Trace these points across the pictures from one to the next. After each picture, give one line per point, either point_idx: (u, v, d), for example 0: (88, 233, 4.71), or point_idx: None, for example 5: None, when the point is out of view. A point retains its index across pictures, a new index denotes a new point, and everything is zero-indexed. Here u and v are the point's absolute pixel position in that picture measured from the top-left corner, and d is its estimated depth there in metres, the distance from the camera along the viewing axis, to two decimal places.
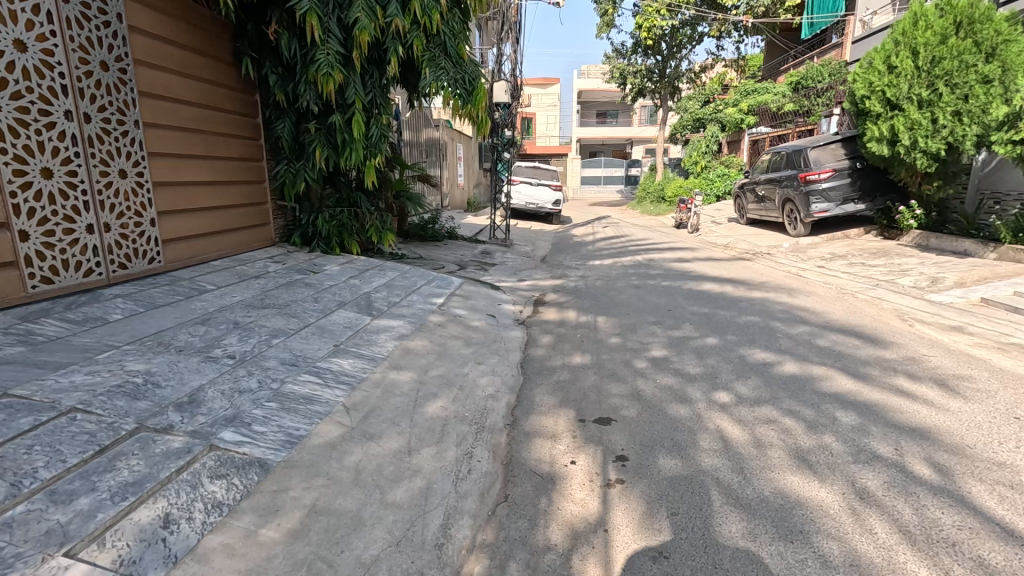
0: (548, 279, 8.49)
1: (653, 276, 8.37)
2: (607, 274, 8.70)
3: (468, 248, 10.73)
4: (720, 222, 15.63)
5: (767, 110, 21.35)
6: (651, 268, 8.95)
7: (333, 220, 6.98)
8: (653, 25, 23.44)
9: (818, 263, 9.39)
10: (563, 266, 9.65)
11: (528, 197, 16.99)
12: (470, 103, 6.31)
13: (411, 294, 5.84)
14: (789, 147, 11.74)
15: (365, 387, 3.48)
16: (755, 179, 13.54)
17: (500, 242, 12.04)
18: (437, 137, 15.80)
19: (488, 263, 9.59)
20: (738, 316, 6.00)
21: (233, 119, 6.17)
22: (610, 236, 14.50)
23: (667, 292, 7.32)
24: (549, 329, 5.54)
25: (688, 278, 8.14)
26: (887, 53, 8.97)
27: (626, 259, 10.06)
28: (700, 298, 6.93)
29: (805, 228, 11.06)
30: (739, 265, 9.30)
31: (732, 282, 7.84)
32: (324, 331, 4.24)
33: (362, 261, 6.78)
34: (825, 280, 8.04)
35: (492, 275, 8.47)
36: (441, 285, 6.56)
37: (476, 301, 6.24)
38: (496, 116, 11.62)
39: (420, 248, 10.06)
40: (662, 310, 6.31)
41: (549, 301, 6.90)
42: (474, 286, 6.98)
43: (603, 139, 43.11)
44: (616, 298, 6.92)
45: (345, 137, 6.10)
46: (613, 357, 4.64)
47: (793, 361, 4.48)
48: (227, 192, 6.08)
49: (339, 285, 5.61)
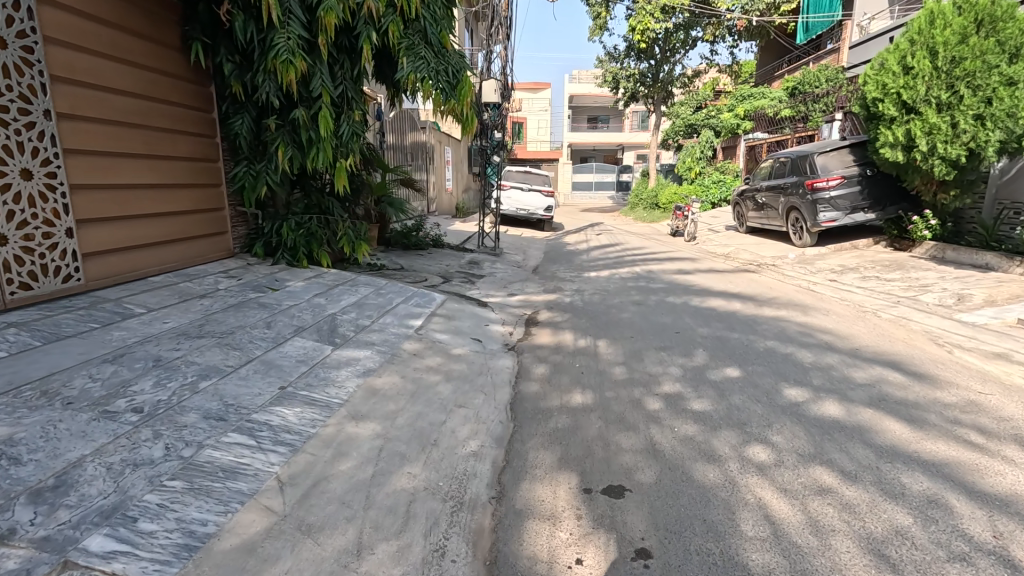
0: (541, 293, 7.78)
1: (654, 290, 7.70)
2: (604, 288, 8.02)
3: (455, 258, 9.99)
4: (717, 230, 15.05)
5: (763, 115, 20.93)
6: (651, 282, 8.27)
7: (299, 228, 6.20)
8: (647, 28, 22.94)
9: (829, 276, 8.80)
10: (557, 278, 8.95)
11: (519, 202, 16.29)
12: (455, 98, 5.58)
13: (385, 315, 5.09)
14: (794, 153, 11.19)
15: (311, 448, 2.73)
16: (756, 186, 12.98)
17: (489, 250, 11.32)
18: (424, 140, 15.08)
19: (476, 274, 8.86)
20: (756, 340, 5.33)
21: (180, 112, 5.38)
22: (604, 244, 13.86)
23: (672, 310, 6.64)
24: (544, 357, 4.82)
25: (693, 293, 7.47)
26: (902, 53, 8.37)
27: (624, 271, 9.39)
28: (710, 317, 6.26)
29: (811, 238, 10.48)
30: (745, 278, 8.66)
31: (742, 296, 7.18)
32: (271, 367, 3.48)
33: (331, 276, 6.03)
34: (841, 296, 7.42)
35: (480, 288, 7.76)
36: (421, 303, 5.81)
37: (460, 322, 5.51)
38: (485, 117, 10.90)
39: (401, 257, 9.31)
40: (670, 332, 5.62)
41: (542, 320, 6.18)
42: (458, 303, 6.23)
43: (594, 144, 42.65)
44: (617, 317, 6.23)
45: (311, 135, 5.34)
46: (619, 395, 3.93)
47: (831, 401, 3.81)
48: (172, 197, 5.30)
49: (300, 305, 4.85)
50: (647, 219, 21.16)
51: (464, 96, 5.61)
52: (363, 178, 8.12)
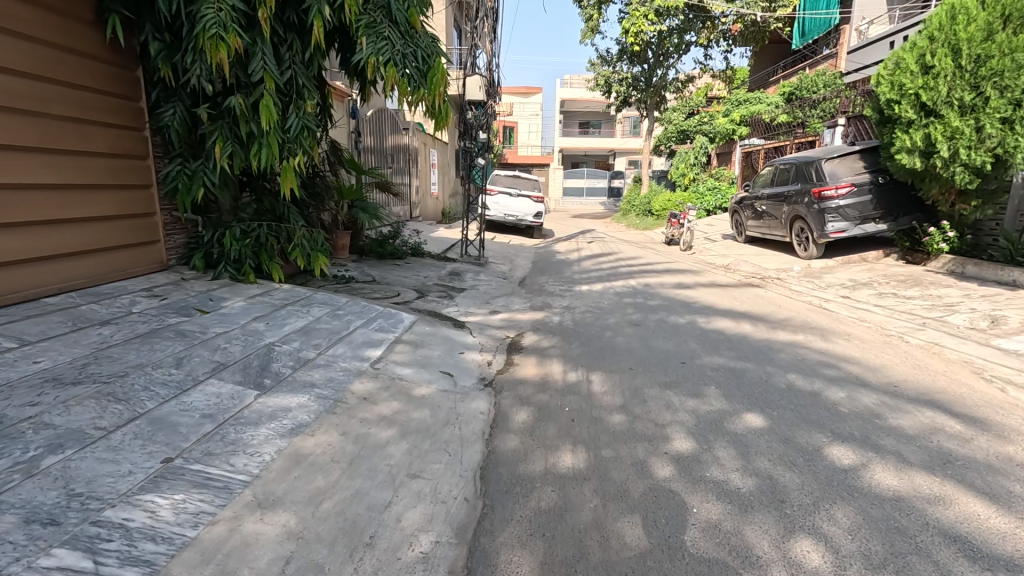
0: (528, 310, 6.99)
1: (652, 308, 6.93)
2: (597, 305, 7.22)
3: (435, 269, 9.16)
4: (715, 239, 14.36)
5: (760, 120, 20.36)
6: (649, 298, 7.51)
7: (246, 237, 5.35)
8: (640, 30, 22.31)
9: (840, 291, 8.10)
10: (546, 292, 8.17)
11: (507, 208, 15.51)
12: (424, 87, 4.74)
13: (336, 344, 4.23)
14: (798, 159, 10.53)
15: (178, 569, 1.88)
16: (756, 193, 12.31)
17: (473, 260, 10.50)
18: (406, 141, 14.26)
19: (456, 287, 8.04)
20: (777, 373, 4.54)
21: (93, 99, 4.48)
22: (597, 253, 13.11)
23: (674, 332, 5.86)
24: (527, 397, 4.00)
25: (697, 311, 6.70)
26: (921, 51, 7.71)
27: (619, 284, 8.62)
28: (719, 342, 5.47)
29: (817, 249, 9.80)
30: (750, 294, 7.93)
31: (752, 315, 6.43)
32: (161, 428, 2.62)
33: (282, 294, 5.18)
34: (858, 315, 6.69)
35: (459, 304, 6.92)
36: (385, 326, 4.96)
37: (430, 350, 4.67)
38: (469, 116, 10.07)
39: (375, 268, 8.48)
40: (675, 362, 4.82)
41: (526, 345, 5.36)
42: (430, 325, 5.37)
43: (586, 150, 42.13)
44: (613, 342, 5.43)
45: (253, 129, 4.50)
46: (619, 456, 3.12)
47: (888, 468, 3.01)
48: (84, 201, 4.44)
49: (232, 332, 4.00)
50: (640, 226, 20.51)
51: (436, 86, 4.79)
52: (327, 179, 7.28)
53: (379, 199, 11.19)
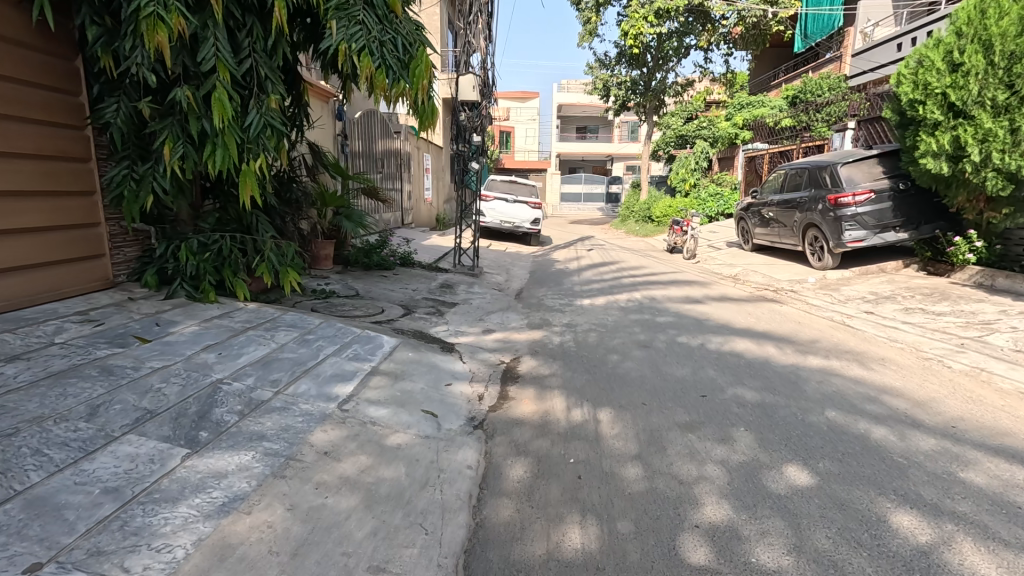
0: (525, 328, 6.37)
1: (662, 326, 6.31)
2: (601, 322, 6.60)
3: (425, 281, 8.52)
4: (720, 247, 13.80)
5: (763, 124, 19.81)
6: (657, 314, 6.90)
7: (205, 250, 4.71)
8: (640, 32, 21.79)
9: (862, 306, 7.51)
10: (545, 306, 7.56)
11: (503, 215, 14.92)
12: (404, 79, 4.10)
13: (300, 379, 3.59)
14: (811, 163, 9.96)
15: None
16: (764, 199, 11.76)
17: (467, 270, 9.88)
18: (398, 145, 13.68)
19: (447, 302, 7.43)
20: (813, 409, 3.92)
21: (17, 92, 3.85)
22: (597, 262, 12.52)
23: (688, 356, 5.24)
24: (524, 444, 3.36)
25: (710, 331, 6.10)
26: (948, 47, 7.16)
27: (623, 297, 8.01)
28: (740, 369, 4.85)
29: (832, 259, 9.21)
30: (765, 310, 7.33)
31: (772, 336, 5.83)
32: (39, 516, 1.98)
33: (244, 316, 4.54)
34: (887, 335, 6.09)
35: (449, 323, 6.29)
36: (362, 353, 4.33)
37: (413, 383, 4.04)
38: (461, 118, 9.46)
39: (360, 281, 7.86)
40: (693, 395, 4.19)
41: (523, 373, 4.73)
42: (414, 350, 4.72)
43: (583, 155, 41.71)
44: (621, 368, 4.81)
45: (205, 127, 3.86)
46: (640, 535, 2.49)
47: (981, 551, 2.39)
48: (5, 210, 3.79)
49: (172, 367, 3.37)
50: (640, 233, 19.96)
51: (420, 78, 4.13)
52: (305, 186, 6.64)
53: (367, 205, 10.58)
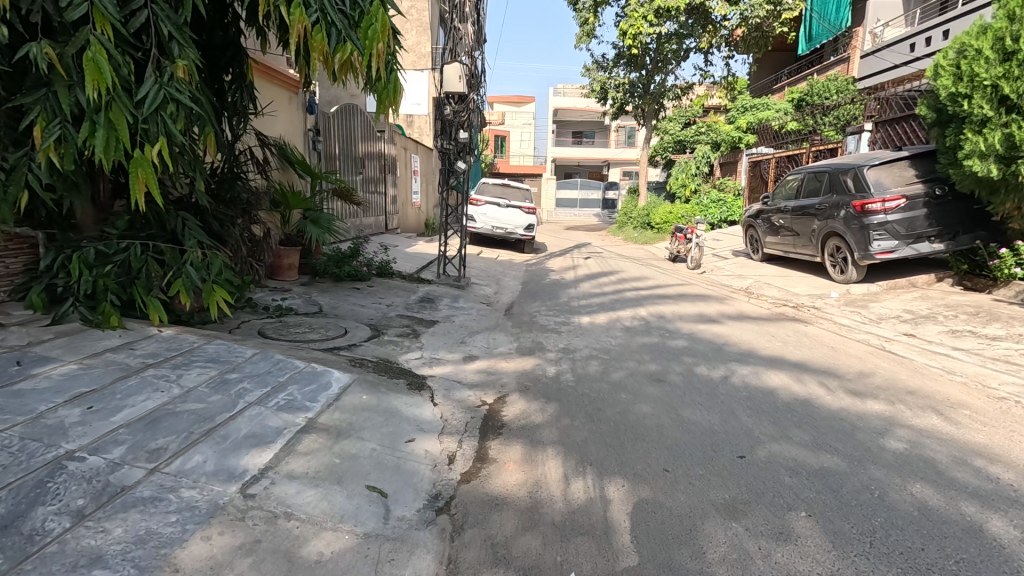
0: (514, 354, 5.40)
1: (675, 354, 5.35)
2: (604, 346, 5.63)
3: (403, 295, 7.52)
4: (726, 256, 12.91)
5: (768, 128, 18.94)
6: (668, 337, 5.95)
7: (107, 262, 3.71)
8: (639, 32, 20.95)
9: (900, 327, 6.59)
10: (538, 325, 6.61)
11: (495, 220, 13.99)
12: (354, 43, 3.13)
13: (196, 446, 2.59)
14: (833, 165, 9.06)
15: None
16: (776, 205, 10.84)
17: (453, 281, 8.93)
18: (382, 145, 12.75)
19: (426, 320, 6.47)
20: (889, 480, 2.96)
21: None
22: (595, 271, 11.58)
23: (711, 395, 4.29)
24: (505, 546, 2.37)
25: (732, 360, 5.16)
26: (998, 33, 6.29)
27: (626, 315, 7.07)
28: (780, 416, 3.89)
29: (857, 272, 8.29)
30: (791, 333, 6.40)
31: (809, 369, 4.88)
32: None
33: (151, 349, 3.55)
34: (941, 364, 5.17)
35: (425, 348, 5.30)
36: (299, 398, 3.33)
37: (361, 442, 3.04)
38: (446, 112, 8.48)
39: (326, 295, 6.88)
40: (727, 456, 3.22)
41: (509, 420, 3.76)
42: (371, 390, 3.73)
43: (579, 160, 40.93)
44: (632, 415, 3.84)
45: (80, 99, 2.87)
46: None
47: None
48: None
49: (6, 434, 2.38)
50: (640, 240, 19.08)
51: (374, 41, 3.14)
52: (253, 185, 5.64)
53: (342, 209, 9.58)
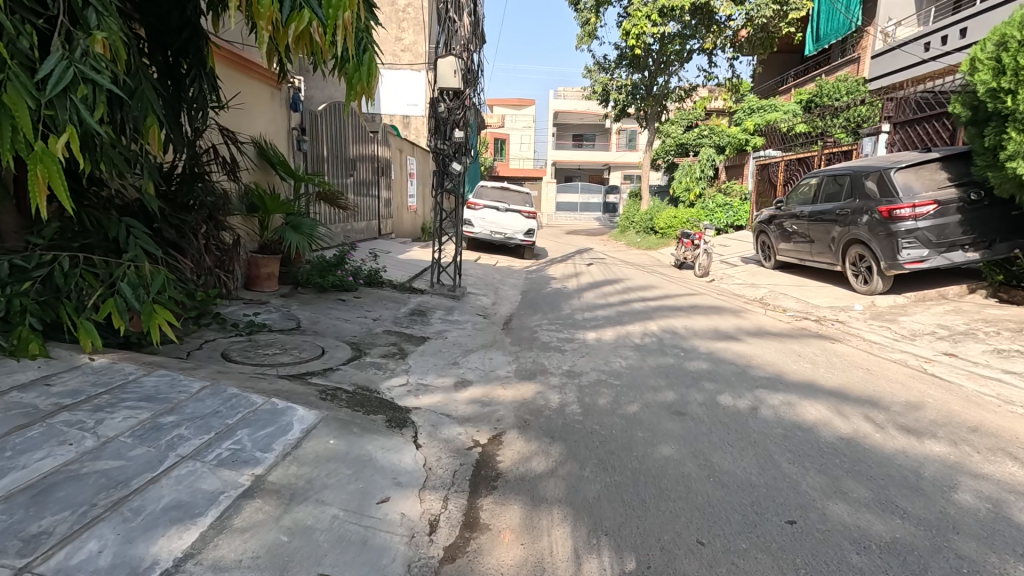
0: (512, 378, 4.79)
1: (693, 378, 4.76)
2: (613, 369, 5.02)
3: (392, 308, 6.91)
4: (734, 263, 12.34)
5: (776, 130, 18.33)
6: (684, 357, 5.35)
7: (25, 279, 3.12)
8: (643, 32, 20.41)
9: (937, 344, 5.99)
10: (539, 341, 6.01)
11: (493, 224, 13.40)
12: (314, 12, 2.52)
13: (94, 529, 1.98)
14: (857, 166, 8.47)
15: None
16: (790, 210, 10.24)
17: (447, 290, 8.34)
18: (376, 147, 12.19)
19: (416, 336, 5.87)
20: (983, 560, 2.35)
21: None
22: (598, 279, 10.99)
23: (741, 432, 3.68)
24: None
25: (759, 387, 4.56)
26: None
27: (634, 330, 6.48)
28: (827, 461, 3.28)
29: (883, 282, 7.69)
30: (818, 352, 5.81)
31: (848, 399, 4.28)
32: None
33: (73, 386, 2.94)
34: (995, 391, 4.57)
35: (412, 372, 4.70)
36: (249, 447, 2.72)
37: (320, 508, 2.43)
38: (440, 109, 7.89)
39: (307, 309, 6.29)
40: (773, 522, 2.62)
41: (505, 468, 3.15)
42: (341, 433, 3.12)
43: (579, 163, 40.43)
44: (652, 460, 3.24)
45: None
46: None
47: None
48: None
49: None
50: (643, 245, 18.50)
51: (337, 10, 2.52)
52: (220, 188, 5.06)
53: (329, 213, 8.97)
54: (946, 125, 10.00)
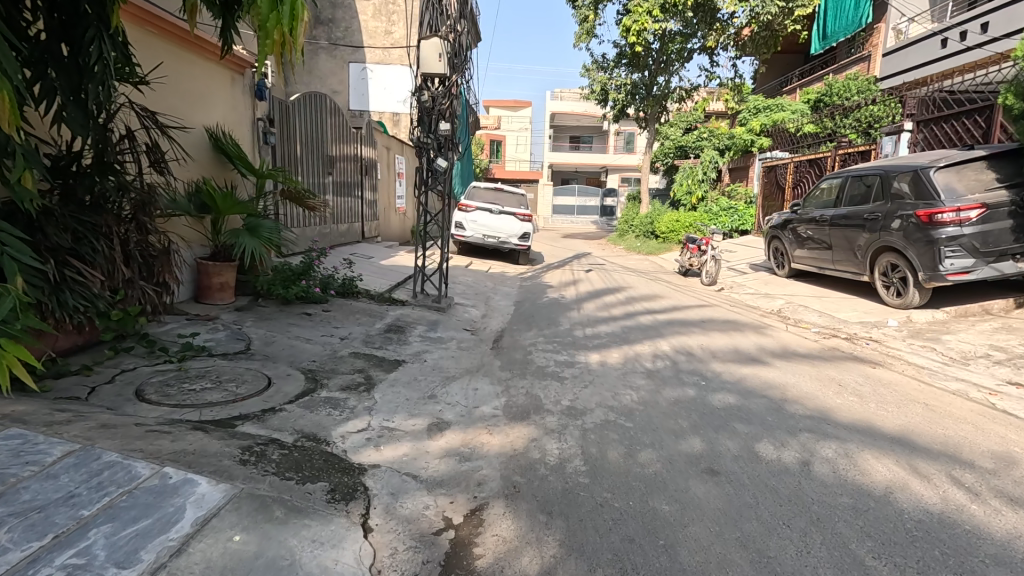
0: (500, 416, 3.91)
1: (722, 419, 3.88)
2: (622, 404, 4.15)
3: (365, 324, 6.02)
4: (744, 271, 11.50)
5: (783, 131, 17.31)
6: (707, 389, 4.48)
7: None
8: (643, 29, 19.59)
9: (995, 369, 5.17)
10: (534, 365, 5.13)
11: (486, 228, 12.53)
12: None
13: None
14: (888, 166, 7.65)
15: None
16: (806, 214, 9.42)
17: (431, 300, 7.46)
18: (360, 144, 11.31)
19: (388, 360, 4.98)
20: None
21: None
22: (599, 288, 10.15)
23: (797, 503, 2.81)
24: None
25: (804, 431, 3.69)
26: None
27: (643, 351, 5.61)
28: (927, 554, 2.41)
29: (919, 295, 6.87)
30: (860, 380, 4.96)
31: (921, 451, 3.42)
32: None
33: None
34: None
35: (376, 411, 3.81)
36: (98, 562, 1.85)
37: None
38: (424, 98, 7.03)
39: (263, 326, 5.38)
40: None
41: (484, 568, 2.27)
42: (256, 520, 2.23)
43: (577, 165, 39.64)
44: (685, 553, 2.38)
45: None
46: None
47: None
48: None
49: None
50: (644, 250, 17.68)
51: None
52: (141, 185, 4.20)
53: (297, 213, 8.05)
54: (979, 122, 9.32)
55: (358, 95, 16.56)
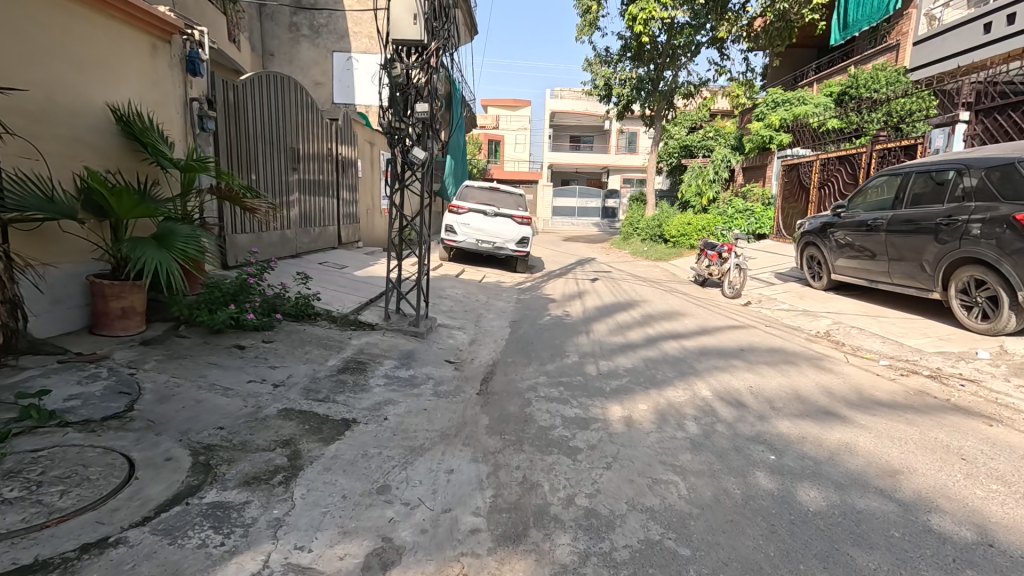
0: (481, 536, 2.50)
1: (829, 541, 2.48)
2: (668, 505, 2.75)
3: (314, 362, 4.59)
4: (773, 282, 10.09)
5: (805, 126, 15.87)
6: (786, 477, 3.07)
7: None
8: (650, 18, 17.94)
9: None
10: (536, 426, 3.72)
11: (480, 232, 11.13)
12: None
13: None
14: (969, 159, 6.28)
15: None
16: (853, 217, 7.99)
17: (408, 323, 6.05)
18: (336, 137, 9.88)
19: (329, 424, 3.55)
20: None
21: None
22: (609, 302, 8.75)
23: None
24: None
25: (967, 570, 2.31)
26: None
27: (681, 401, 4.19)
28: None
29: (1016, 320, 5.49)
30: (989, 449, 3.55)
31: None
32: None
33: None
34: None
35: (286, 531, 2.41)
36: None
37: None
38: (395, 71, 5.61)
39: (167, 369, 3.96)
40: None
41: None
42: None
43: (578, 166, 38.30)
44: None
45: None
46: None
47: None
48: None
49: None
50: (652, 256, 16.27)
51: None
52: None
53: (235, 212, 6.61)
54: None
55: (342, 88, 15.06)
